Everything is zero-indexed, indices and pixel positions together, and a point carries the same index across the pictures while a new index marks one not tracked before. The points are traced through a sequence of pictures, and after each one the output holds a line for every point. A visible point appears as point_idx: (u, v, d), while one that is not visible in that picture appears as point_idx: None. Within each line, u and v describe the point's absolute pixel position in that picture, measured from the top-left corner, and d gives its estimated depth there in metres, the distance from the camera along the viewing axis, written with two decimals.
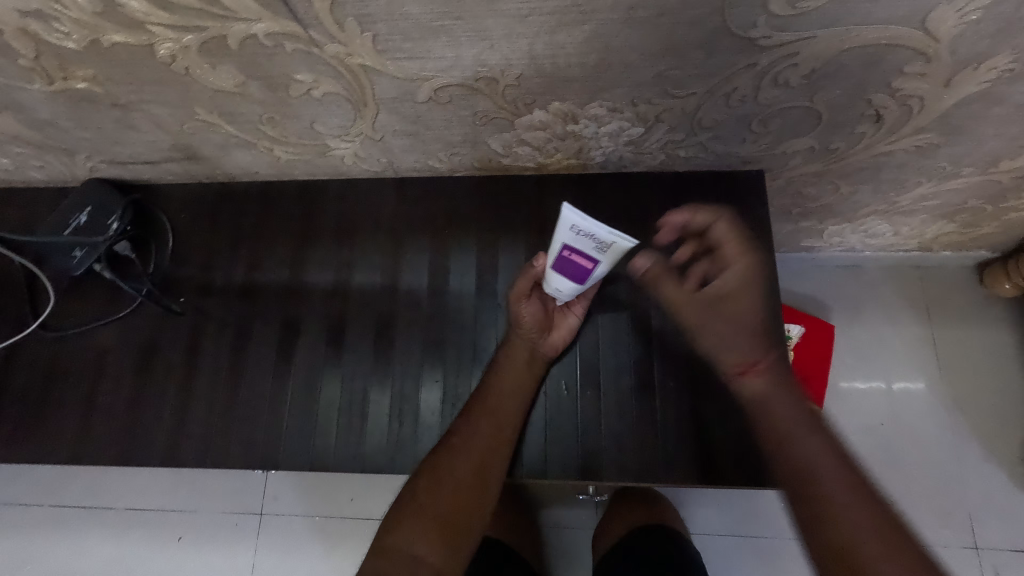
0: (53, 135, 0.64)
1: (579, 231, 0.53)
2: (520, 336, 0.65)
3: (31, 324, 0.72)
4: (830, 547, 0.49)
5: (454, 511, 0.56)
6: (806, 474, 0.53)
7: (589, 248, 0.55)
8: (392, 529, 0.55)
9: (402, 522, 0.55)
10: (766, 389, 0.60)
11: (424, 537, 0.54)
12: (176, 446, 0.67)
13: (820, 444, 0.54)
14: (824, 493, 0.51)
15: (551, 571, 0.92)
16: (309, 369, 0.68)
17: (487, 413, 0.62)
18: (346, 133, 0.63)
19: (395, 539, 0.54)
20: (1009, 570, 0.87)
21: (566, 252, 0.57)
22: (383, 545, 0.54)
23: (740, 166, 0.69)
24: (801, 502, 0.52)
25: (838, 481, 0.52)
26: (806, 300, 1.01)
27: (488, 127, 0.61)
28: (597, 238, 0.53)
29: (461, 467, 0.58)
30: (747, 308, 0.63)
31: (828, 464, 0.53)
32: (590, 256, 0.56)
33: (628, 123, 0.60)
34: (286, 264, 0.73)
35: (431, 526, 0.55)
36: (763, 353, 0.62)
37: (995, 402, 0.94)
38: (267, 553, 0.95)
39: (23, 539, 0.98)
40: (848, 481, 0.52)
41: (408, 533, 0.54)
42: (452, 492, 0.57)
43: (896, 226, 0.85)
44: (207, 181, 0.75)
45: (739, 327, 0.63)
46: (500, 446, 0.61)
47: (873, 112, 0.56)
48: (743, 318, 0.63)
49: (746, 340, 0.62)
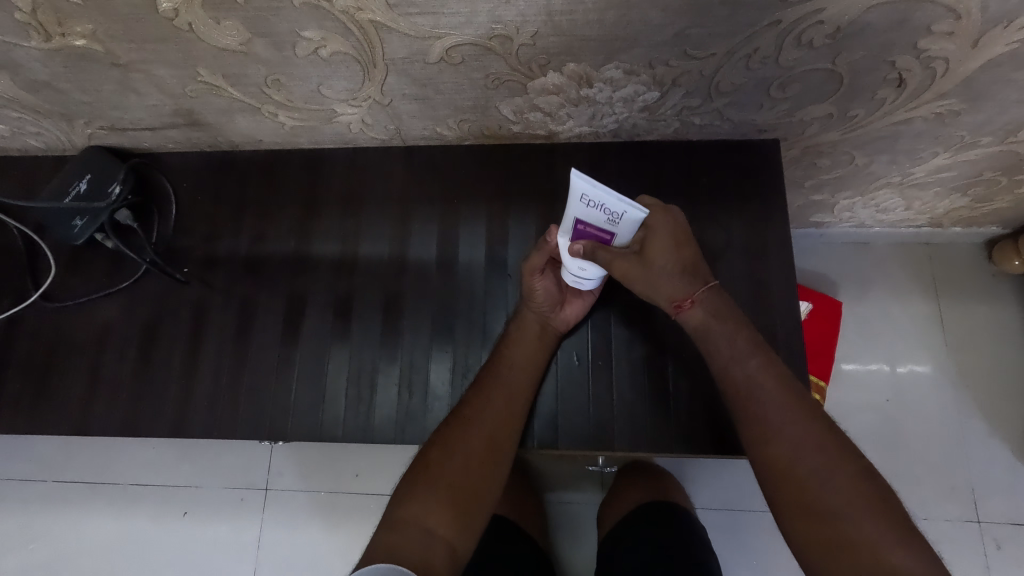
0: (51, 98, 0.62)
1: (589, 201, 0.52)
2: (531, 309, 0.64)
3: (32, 295, 0.71)
4: (775, 468, 0.52)
5: (464, 485, 0.55)
6: (747, 398, 0.55)
7: (601, 221, 0.54)
8: (400, 502, 0.54)
9: (412, 494, 0.54)
10: (705, 319, 0.58)
11: (434, 509, 0.53)
12: (182, 416, 0.66)
13: (759, 369, 0.55)
14: (766, 416, 0.53)
15: (555, 543, 0.93)
16: (316, 340, 0.68)
17: (499, 384, 0.61)
18: (353, 97, 0.61)
19: (405, 511, 0.53)
20: (1011, 543, 0.88)
21: (579, 227, 0.56)
22: (395, 518, 0.53)
23: (755, 135, 0.67)
24: (748, 426, 0.54)
25: (780, 404, 0.53)
26: (814, 277, 1.00)
27: (500, 91, 0.59)
28: (608, 207, 0.52)
29: (471, 440, 0.58)
30: (669, 240, 0.57)
31: (766, 384, 0.54)
32: (604, 229, 0.55)
33: (644, 88, 0.59)
34: (291, 234, 0.71)
35: (444, 498, 0.54)
36: (689, 289, 0.58)
37: (1001, 378, 0.95)
38: (273, 527, 0.95)
39: (27, 514, 0.98)
40: (792, 403, 0.53)
41: (421, 505, 0.53)
42: (465, 463, 0.57)
43: (909, 200, 0.84)
44: (210, 149, 0.73)
45: (648, 272, 0.57)
46: (511, 420, 0.60)
47: (896, 76, 0.55)
48: (665, 257, 0.57)
49: (680, 274, 0.58)
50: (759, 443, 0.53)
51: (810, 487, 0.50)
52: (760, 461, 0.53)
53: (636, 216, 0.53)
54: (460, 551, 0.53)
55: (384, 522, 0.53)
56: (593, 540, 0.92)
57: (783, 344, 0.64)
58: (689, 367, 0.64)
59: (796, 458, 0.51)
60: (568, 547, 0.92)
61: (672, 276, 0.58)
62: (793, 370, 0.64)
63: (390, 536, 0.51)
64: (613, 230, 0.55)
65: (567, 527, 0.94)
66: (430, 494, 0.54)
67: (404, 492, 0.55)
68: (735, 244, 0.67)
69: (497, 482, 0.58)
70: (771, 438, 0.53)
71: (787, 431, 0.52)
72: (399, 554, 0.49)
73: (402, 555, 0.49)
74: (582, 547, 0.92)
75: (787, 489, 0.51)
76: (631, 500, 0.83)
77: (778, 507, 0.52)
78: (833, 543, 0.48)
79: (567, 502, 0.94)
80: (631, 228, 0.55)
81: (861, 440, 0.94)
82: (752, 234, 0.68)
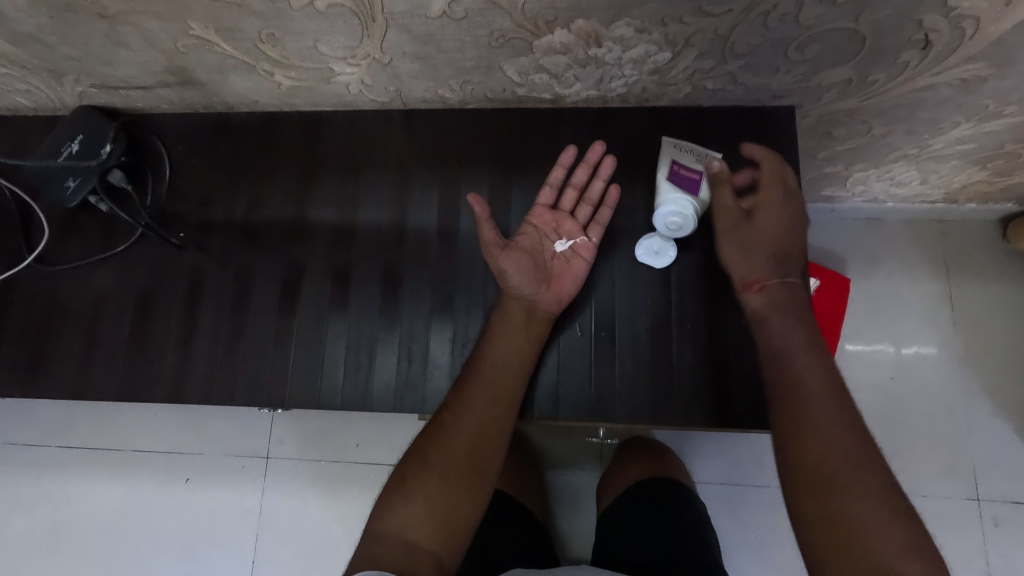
0: (38, 53, 0.60)
1: (681, 145, 0.64)
2: (518, 291, 0.62)
3: (27, 257, 0.70)
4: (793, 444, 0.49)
5: (448, 496, 0.52)
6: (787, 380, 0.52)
7: (692, 162, 0.64)
8: (380, 514, 0.52)
9: (394, 501, 0.52)
10: (767, 306, 0.56)
11: (416, 522, 0.50)
12: (181, 380, 0.66)
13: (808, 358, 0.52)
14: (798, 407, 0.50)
15: (554, 515, 0.93)
16: (314, 308, 0.67)
17: (483, 379, 0.58)
18: (352, 55, 0.59)
19: (385, 525, 0.51)
20: (1009, 521, 0.88)
21: (673, 170, 0.63)
22: (374, 531, 0.51)
23: (769, 101, 0.65)
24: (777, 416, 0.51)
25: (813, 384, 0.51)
26: (823, 253, 0.98)
27: (504, 50, 0.57)
28: (696, 147, 0.64)
29: (453, 446, 0.54)
30: (768, 216, 0.59)
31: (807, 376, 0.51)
32: (695, 169, 0.63)
33: (655, 48, 0.56)
34: (289, 198, 0.70)
35: (422, 511, 0.51)
36: (769, 273, 0.57)
37: (1008, 358, 0.93)
38: (274, 495, 0.96)
39: (33, 478, 0.99)
40: (831, 398, 0.50)
41: (399, 519, 0.51)
42: (443, 475, 0.53)
43: (925, 174, 0.82)
44: (204, 111, 0.71)
45: (739, 231, 0.59)
46: (498, 418, 0.57)
47: (921, 37, 0.52)
48: (765, 243, 0.58)
49: (767, 257, 0.57)
50: (789, 439, 0.49)
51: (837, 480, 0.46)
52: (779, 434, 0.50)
53: (716, 157, 0.65)
54: (445, 558, 0.50)
55: (367, 532, 0.51)
56: (592, 515, 0.93)
57: None
58: (694, 341, 0.63)
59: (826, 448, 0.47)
60: (567, 520, 0.93)
61: (762, 254, 0.58)
62: None
63: (370, 549, 0.49)
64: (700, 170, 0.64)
65: (565, 501, 0.94)
66: (413, 503, 0.51)
67: (385, 502, 0.52)
68: None
69: (485, 486, 0.54)
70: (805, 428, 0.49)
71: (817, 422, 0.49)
72: (380, 563, 0.48)
73: (384, 565, 0.47)
74: (581, 522, 0.92)
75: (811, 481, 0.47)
76: (629, 476, 0.83)
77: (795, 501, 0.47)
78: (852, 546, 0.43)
79: (565, 478, 0.94)
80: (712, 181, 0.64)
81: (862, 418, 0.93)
82: None
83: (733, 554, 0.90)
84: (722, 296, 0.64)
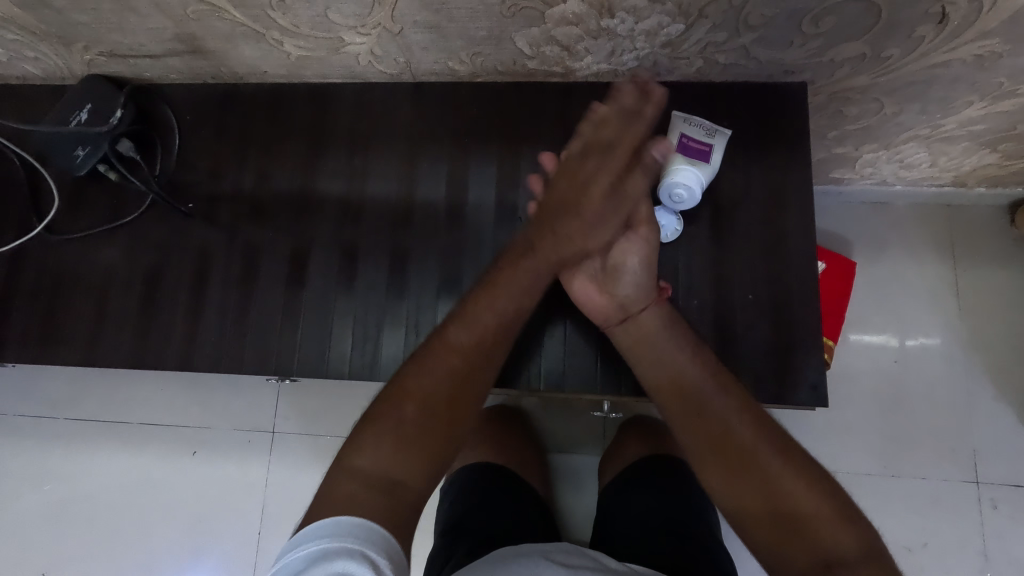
0: (47, 18, 0.60)
1: (687, 119, 0.64)
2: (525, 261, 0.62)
3: (36, 226, 0.70)
4: (720, 458, 0.54)
5: (422, 433, 0.51)
6: (684, 399, 0.57)
7: (701, 135, 0.64)
8: (352, 450, 0.49)
9: (368, 434, 0.50)
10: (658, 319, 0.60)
11: (388, 454, 0.49)
12: (190, 350, 0.66)
13: (733, 408, 0.55)
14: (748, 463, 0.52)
15: (556, 492, 0.94)
16: (323, 279, 0.67)
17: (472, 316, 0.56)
18: (362, 24, 0.58)
19: (355, 459, 0.49)
20: (1008, 504, 0.89)
21: (681, 143, 0.64)
22: (349, 464, 0.48)
23: (782, 77, 0.64)
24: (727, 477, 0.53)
25: (711, 390, 0.56)
26: (829, 236, 0.98)
27: (516, 20, 0.57)
28: (705, 122, 0.64)
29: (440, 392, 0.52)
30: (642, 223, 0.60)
31: (694, 372, 0.57)
32: (704, 142, 0.64)
33: (668, 19, 0.55)
34: (297, 169, 0.69)
35: (396, 442, 0.50)
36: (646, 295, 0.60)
37: (1012, 342, 0.93)
38: (280, 469, 0.97)
39: (42, 449, 1.00)
40: (761, 432, 0.53)
41: (373, 452, 0.49)
42: (421, 403, 0.51)
43: (935, 156, 0.81)
44: (213, 81, 0.71)
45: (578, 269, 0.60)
46: (484, 354, 0.55)
47: (938, 10, 0.52)
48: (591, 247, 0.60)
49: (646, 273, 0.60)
50: (753, 495, 0.51)
51: (812, 537, 0.47)
52: (702, 458, 0.55)
53: (725, 132, 0.65)
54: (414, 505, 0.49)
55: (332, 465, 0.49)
56: (593, 492, 0.93)
57: (798, 295, 0.63)
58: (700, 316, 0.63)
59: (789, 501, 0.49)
60: (569, 498, 0.93)
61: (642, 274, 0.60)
62: (804, 320, 0.62)
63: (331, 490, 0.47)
64: (710, 143, 0.64)
65: (568, 478, 0.94)
66: (393, 437, 0.50)
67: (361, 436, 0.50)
68: (754, 193, 0.65)
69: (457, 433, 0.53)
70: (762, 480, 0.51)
71: (774, 479, 0.51)
72: (356, 508, 0.45)
73: (364, 509, 0.45)
74: (582, 499, 0.93)
75: (786, 535, 0.48)
76: (630, 454, 0.84)
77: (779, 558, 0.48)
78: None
79: (568, 457, 0.95)
80: (721, 158, 0.64)
81: (863, 401, 0.94)
82: (772, 181, 0.65)
83: (734, 533, 0.90)
84: (731, 273, 0.64)
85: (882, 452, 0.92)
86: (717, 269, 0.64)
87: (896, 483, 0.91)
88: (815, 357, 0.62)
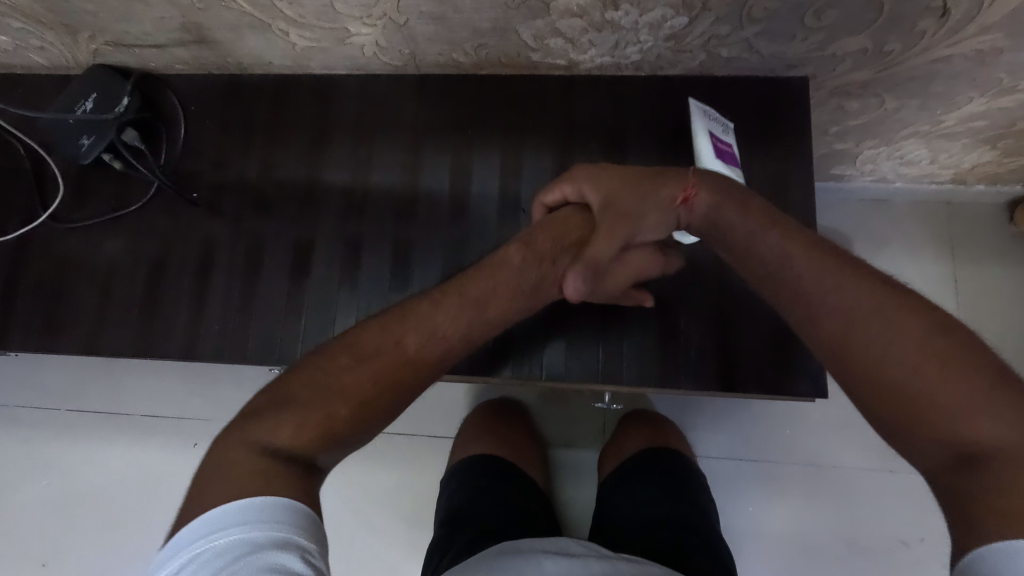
0: (54, 7, 0.60)
1: (709, 114, 0.64)
2: None
3: (42, 215, 0.70)
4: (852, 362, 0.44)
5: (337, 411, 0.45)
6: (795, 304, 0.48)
7: (722, 132, 0.65)
8: (253, 417, 0.45)
9: (273, 411, 0.45)
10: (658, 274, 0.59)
11: (291, 427, 0.44)
12: (194, 339, 0.67)
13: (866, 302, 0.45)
14: (865, 346, 0.44)
15: (556, 487, 0.94)
16: (327, 269, 0.67)
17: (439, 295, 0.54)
18: (367, 14, 0.59)
19: (252, 427, 0.44)
20: None
21: (715, 143, 0.63)
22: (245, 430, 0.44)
23: (784, 71, 0.65)
24: (844, 366, 0.45)
25: (833, 283, 0.46)
26: (830, 233, 0.98)
27: (521, 11, 0.57)
28: (718, 117, 0.65)
29: (366, 372, 0.48)
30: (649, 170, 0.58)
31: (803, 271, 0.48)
32: (727, 141, 0.65)
33: (671, 12, 0.56)
34: (302, 160, 0.70)
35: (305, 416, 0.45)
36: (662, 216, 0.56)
37: (1012, 339, 0.94)
38: None
39: (43, 441, 1.01)
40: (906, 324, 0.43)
41: (275, 424, 0.44)
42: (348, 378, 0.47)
43: (935, 152, 0.82)
44: (218, 72, 0.71)
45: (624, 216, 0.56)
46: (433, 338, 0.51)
47: (939, 5, 0.52)
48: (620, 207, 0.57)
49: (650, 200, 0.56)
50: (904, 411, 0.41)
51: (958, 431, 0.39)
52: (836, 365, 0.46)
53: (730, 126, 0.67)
54: None
55: (224, 436, 0.44)
56: (592, 487, 0.93)
57: None
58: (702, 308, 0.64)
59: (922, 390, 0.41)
60: (569, 492, 0.93)
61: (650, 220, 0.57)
62: None
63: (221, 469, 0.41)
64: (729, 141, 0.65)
65: (568, 473, 0.94)
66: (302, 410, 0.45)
67: (267, 409, 0.45)
68: (756, 186, 0.66)
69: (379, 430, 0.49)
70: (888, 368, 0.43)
71: (904, 369, 0.42)
72: (249, 474, 0.41)
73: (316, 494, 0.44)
74: (582, 493, 0.93)
75: (918, 426, 0.41)
76: (629, 447, 0.84)
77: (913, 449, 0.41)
78: (987, 511, 0.36)
79: (567, 451, 0.95)
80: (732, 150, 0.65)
81: None
82: (774, 175, 0.66)
83: (733, 527, 0.90)
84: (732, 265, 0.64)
85: None
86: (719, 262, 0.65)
87: None
88: None
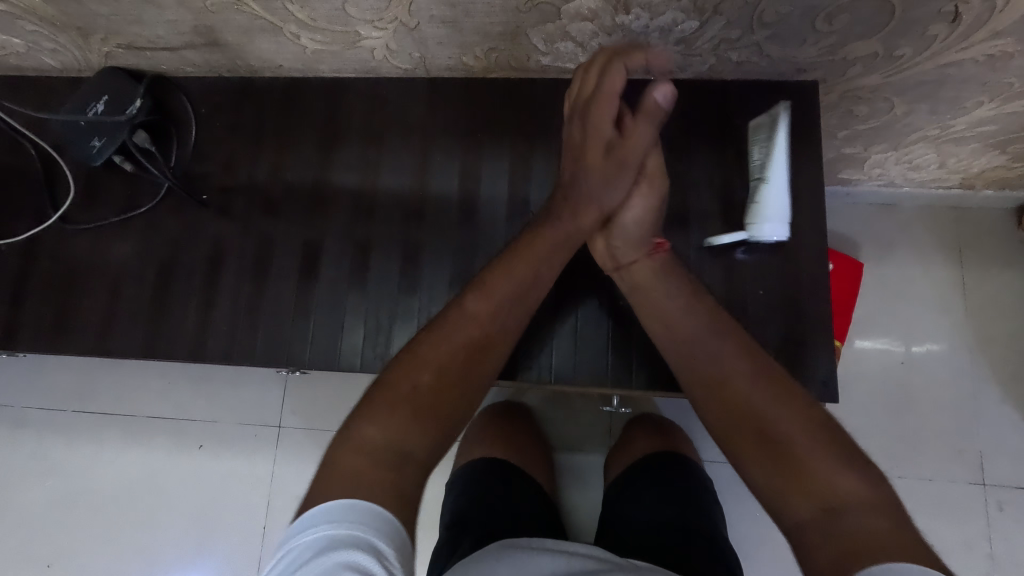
0: (67, 10, 0.61)
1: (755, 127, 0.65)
2: None
3: (52, 216, 0.71)
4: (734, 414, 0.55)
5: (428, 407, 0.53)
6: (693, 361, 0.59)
7: None
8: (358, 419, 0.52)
9: (371, 413, 0.52)
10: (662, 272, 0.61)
11: (393, 425, 0.51)
12: (202, 340, 0.67)
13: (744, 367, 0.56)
14: (748, 404, 0.55)
15: (561, 491, 0.93)
16: (335, 271, 0.67)
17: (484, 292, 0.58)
18: (378, 18, 0.59)
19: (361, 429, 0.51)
20: (1013, 506, 0.89)
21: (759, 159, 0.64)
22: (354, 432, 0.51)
23: (794, 76, 0.65)
24: (734, 419, 0.55)
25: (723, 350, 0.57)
26: (837, 237, 0.98)
27: (532, 15, 0.57)
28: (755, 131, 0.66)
29: (448, 368, 0.55)
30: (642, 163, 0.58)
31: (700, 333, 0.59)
32: None
33: (682, 16, 0.56)
34: (312, 162, 0.70)
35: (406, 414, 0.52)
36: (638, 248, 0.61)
37: (1020, 345, 0.94)
38: (286, 464, 0.97)
39: (49, 441, 1.01)
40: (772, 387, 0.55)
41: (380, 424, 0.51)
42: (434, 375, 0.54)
43: (944, 157, 0.82)
44: (228, 74, 0.71)
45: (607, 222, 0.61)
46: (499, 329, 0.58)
47: (951, 9, 0.52)
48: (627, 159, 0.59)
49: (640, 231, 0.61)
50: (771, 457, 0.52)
51: (809, 478, 0.50)
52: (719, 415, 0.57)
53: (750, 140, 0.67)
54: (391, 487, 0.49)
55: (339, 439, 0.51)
56: (598, 491, 0.93)
57: (808, 292, 0.63)
58: None
59: (794, 451, 0.51)
60: (574, 496, 0.93)
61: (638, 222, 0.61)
62: (814, 317, 0.63)
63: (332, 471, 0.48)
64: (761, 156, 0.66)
65: (573, 477, 0.94)
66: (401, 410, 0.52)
67: (367, 410, 0.52)
68: None
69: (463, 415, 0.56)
70: (765, 435, 0.53)
71: (778, 423, 0.53)
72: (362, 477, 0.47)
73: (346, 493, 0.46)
74: (588, 496, 0.93)
75: (784, 484, 0.51)
76: (636, 450, 0.84)
77: (784, 505, 0.50)
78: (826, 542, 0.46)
79: (573, 455, 0.94)
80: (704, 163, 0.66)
81: (869, 403, 0.94)
82: None
83: (739, 532, 0.90)
84: (742, 267, 0.64)
85: (888, 453, 0.92)
86: (728, 266, 0.65)
87: (902, 485, 0.91)
88: (826, 354, 0.62)
